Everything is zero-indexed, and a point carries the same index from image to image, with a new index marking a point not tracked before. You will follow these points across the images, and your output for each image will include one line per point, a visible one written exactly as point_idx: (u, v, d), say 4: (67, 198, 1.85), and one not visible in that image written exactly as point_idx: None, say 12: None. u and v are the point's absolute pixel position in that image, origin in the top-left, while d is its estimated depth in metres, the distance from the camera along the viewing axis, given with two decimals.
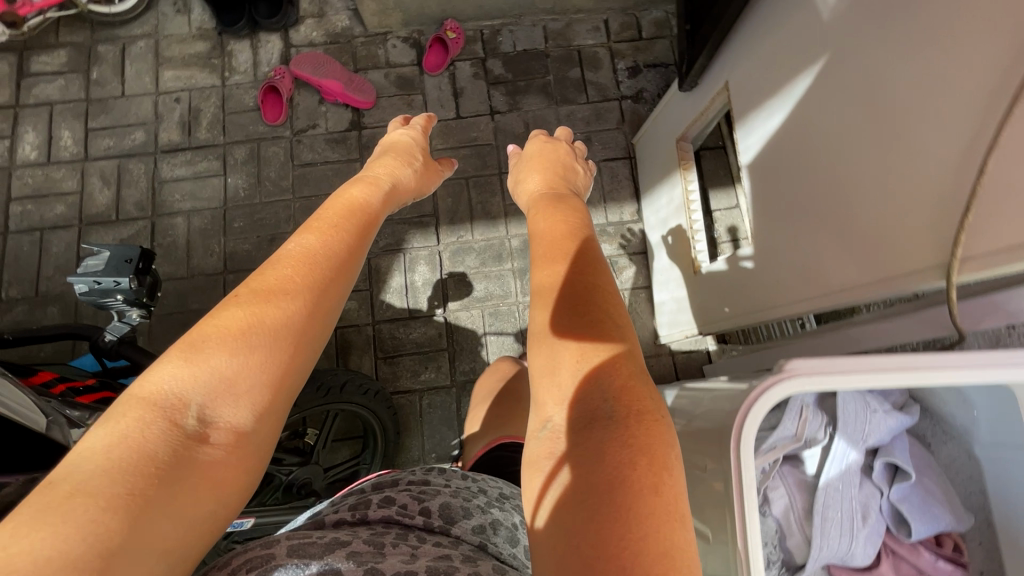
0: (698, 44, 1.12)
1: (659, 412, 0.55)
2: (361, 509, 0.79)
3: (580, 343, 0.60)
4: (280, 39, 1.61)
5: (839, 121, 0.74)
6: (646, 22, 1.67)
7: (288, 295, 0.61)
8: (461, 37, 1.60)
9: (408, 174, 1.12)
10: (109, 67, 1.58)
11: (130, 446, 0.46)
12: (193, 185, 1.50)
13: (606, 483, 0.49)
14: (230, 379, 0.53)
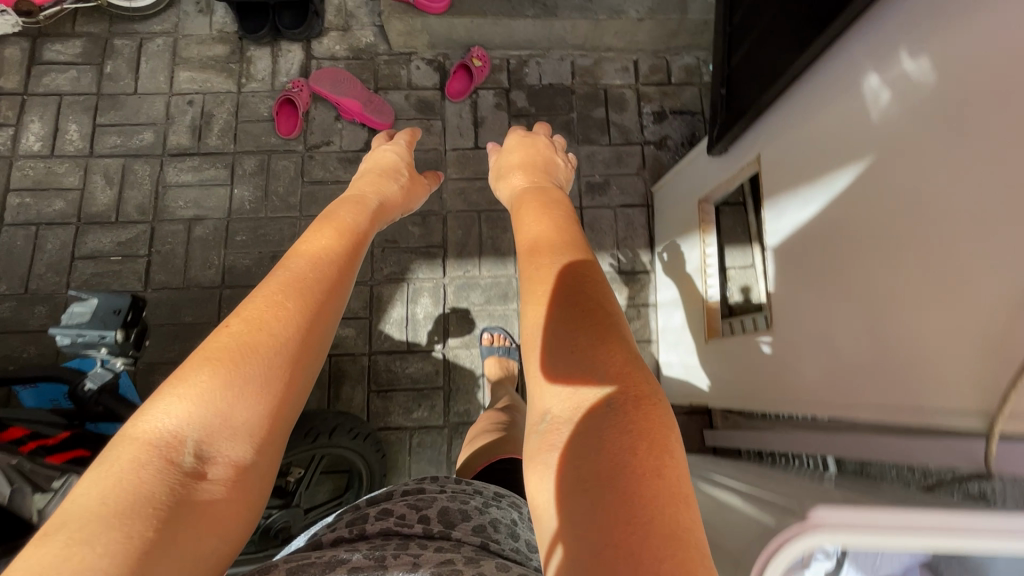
0: (732, 111, 1.09)
1: (656, 394, 0.56)
2: (355, 524, 0.74)
3: (573, 336, 0.61)
4: (302, 50, 1.58)
5: (876, 222, 0.71)
6: (675, 67, 1.63)
7: (284, 317, 0.60)
8: (487, 65, 1.56)
9: (394, 189, 1.12)
10: (124, 62, 1.54)
11: (125, 493, 0.45)
12: (198, 193, 1.46)
13: (609, 470, 0.48)
14: (226, 410, 0.52)
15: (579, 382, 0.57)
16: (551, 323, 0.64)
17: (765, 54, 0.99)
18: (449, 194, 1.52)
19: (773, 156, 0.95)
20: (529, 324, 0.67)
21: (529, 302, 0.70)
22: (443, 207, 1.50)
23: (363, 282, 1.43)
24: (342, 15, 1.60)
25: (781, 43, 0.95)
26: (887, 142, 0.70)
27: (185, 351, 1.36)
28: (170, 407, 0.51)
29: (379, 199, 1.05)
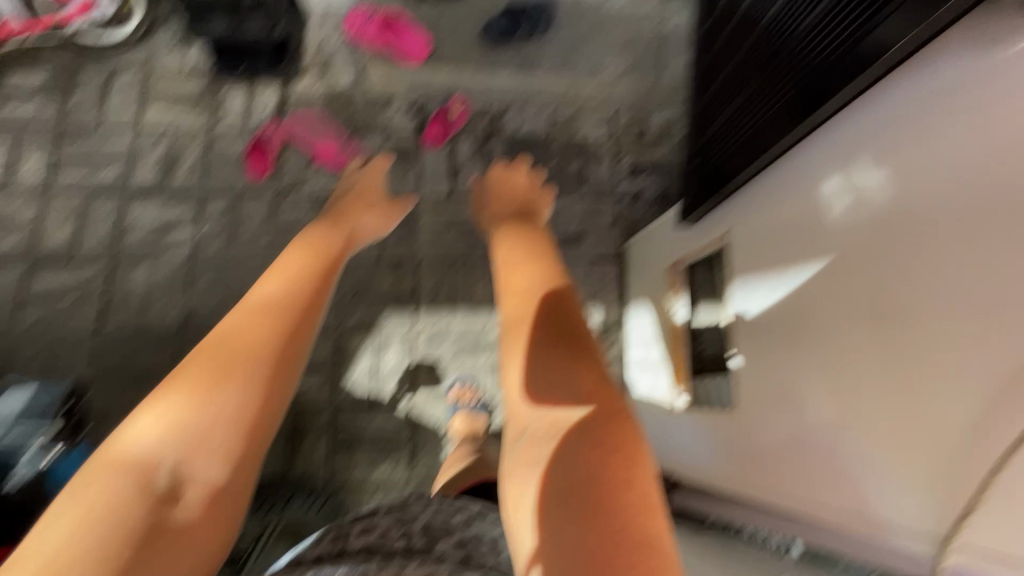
0: (705, 182, 1.12)
1: (627, 411, 0.71)
2: (339, 540, 0.76)
3: (553, 365, 0.79)
4: (278, 89, 1.53)
5: (841, 318, 0.72)
6: (656, 120, 1.61)
7: (237, 370, 0.77)
8: (467, 113, 1.55)
9: (370, 214, 1.30)
10: (90, 93, 1.50)
11: (110, 511, 0.62)
12: (161, 233, 1.42)
13: (586, 479, 0.63)
14: (198, 442, 0.70)
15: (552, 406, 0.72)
16: (534, 355, 0.82)
17: (738, 132, 1.01)
18: (423, 241, 1.49)
19: (745, 233, 0.97)
20: (512, 351, 0.86)
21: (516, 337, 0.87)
22: (416, 254, 1.48)
23: (330, 328, 1.41)
24: (319, 57, 1.55)
25: (749, 125, 0.96)
26: (854, 241, 0.72)
27: (137, 400, 1.30)
28: (140, 441, 0.69)
29: (352, 224, 1.23)
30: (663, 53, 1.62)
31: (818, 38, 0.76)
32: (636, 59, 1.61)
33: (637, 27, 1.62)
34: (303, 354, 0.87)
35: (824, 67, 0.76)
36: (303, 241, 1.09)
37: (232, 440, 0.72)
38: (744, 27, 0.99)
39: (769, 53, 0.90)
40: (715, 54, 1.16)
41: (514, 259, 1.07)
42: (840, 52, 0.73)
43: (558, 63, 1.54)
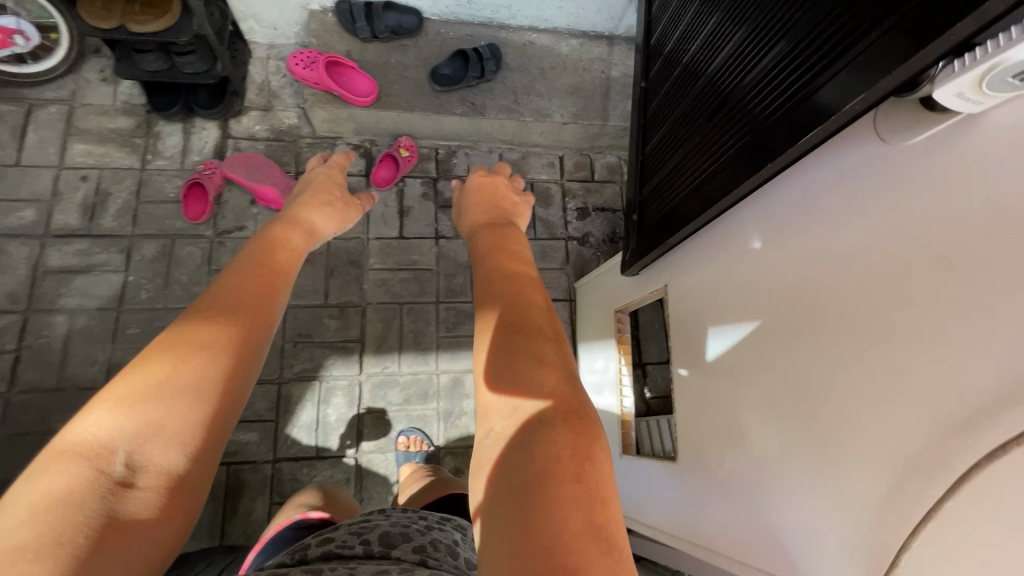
0: (643, 234, 1.14)
1: (587, 409, 0.59)
2: (298, 552, 0.75)
3: (512, 355, 0.65)
4: (218, 128, 1.51)
5: (765, 383, 0.73)
6: (598, 165, 1.71)
7: (215, 340, 0.60)
8: (415, 155, 1.56)
9: (327, 211, 1.12)
10: (7, 130, 1.41)
11: (62, 497, 0.45)
12: (84, 280, 1.33)
13: (532, 481, 0.51)
14: (161, 419, 0.53)
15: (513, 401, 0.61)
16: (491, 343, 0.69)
17: (678, 185, 1.02)
18: (369, 284, 1.47)
19: (683, 287, 0.98)
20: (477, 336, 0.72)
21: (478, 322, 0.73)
22: (363, 298, 1.46)
23: (271, 380, 1.35)
24: (264, 94, 1.56)
25: (690, 178, 0.97)
26: (779, 311, 0.72)
27: None
28: (105, 412, 0.51)
29: (307, 225, 1.02)
30: (607, 98, 1.60)
31: (757, 106, 0.78)
32: (584, 106, 1.58)
33: (579, 76, 1.60)
34: (269, 339, 0.69)
35: (751, 140, 0.78)
36: (273, 230, 0.90)
37: (212, 421, 0.57)
38: (700, 79, 1.01)
39: (716, 110, 0.92)
40: (663, 104, 1.17)
41: (491, 239, 0.96)
42: (766, 128, 0.74)
43: (504, 109, 1.53)
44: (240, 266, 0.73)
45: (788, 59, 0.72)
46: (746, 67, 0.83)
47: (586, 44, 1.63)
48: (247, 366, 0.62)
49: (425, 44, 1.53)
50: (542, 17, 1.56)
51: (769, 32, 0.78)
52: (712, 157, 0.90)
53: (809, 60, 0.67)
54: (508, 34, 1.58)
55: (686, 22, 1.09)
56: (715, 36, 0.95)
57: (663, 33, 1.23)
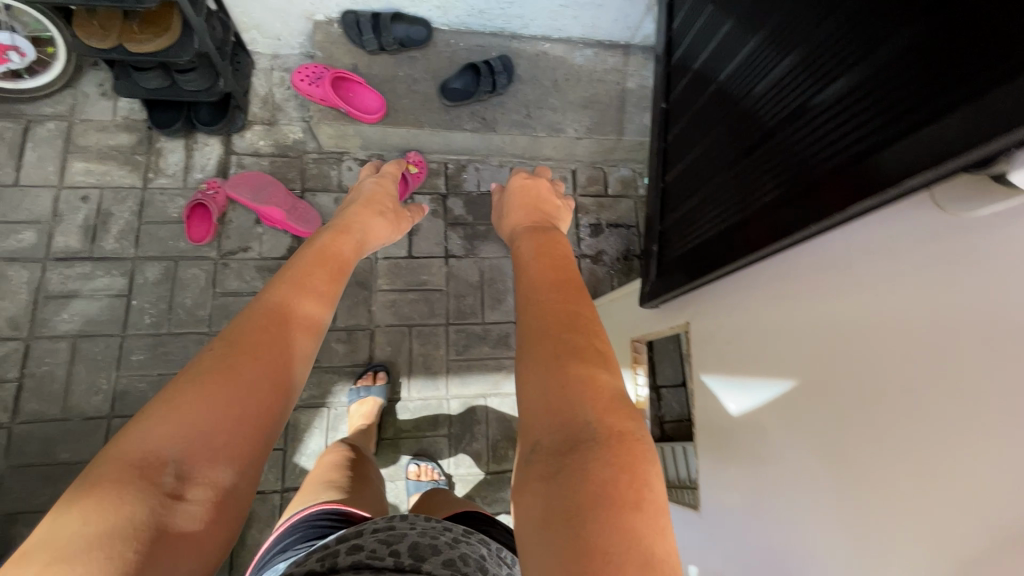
0: (664, 266, 1.09)
1: (640, 432, 0.57)
2: (328, 557, 0.66)
3: (562, 368, 0.61)
4: (221, 144, 1.46)
5: (791, 441, 0.68)
6: (613, 178, 1.65)
7: (253, 361, 0.58)
8: (424, 171, 1.52)
9: (381, 222, 1.11)
10: (5, 148, 1.36)
11: (112, 509, 0.45)
12: (86, 304, 1.30)
13: (593, 502, 0.49)
14: (208, 432, 0.52)
15: (567, 415, 0.58)
16: (534, 355, 0.65)
17: (705, 219, 0.96)
18: (378, 306, 1.44)
19: (711, 326, 0.92)
20: (523, 345, 0.68)
21: (525, 327, 0.71)
22: (371, 321, 1.42)
23: None
24: (268, 107, 1.51)
25: (718, 212, 0.92)
26: (818, 364, 0.65)
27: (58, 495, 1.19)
28: (156, 426, 0.51)
29: (358, 233, 1.00)
30: (623, 110, 1.54)
31: (799, 143, 0.72)
32: (599, 120, 1.52)
33: (594, 88, 1.54)
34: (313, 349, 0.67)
35: (792, 183, 0.71)
36: (319, 239, 0.89)
37: (257, 436, 0.56)
38: (732, 103, 0.95)
39: (750, 139, 0.86)
40: (689, 125, 1.12)
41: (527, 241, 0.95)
42: (812, 172, 0.68)
43: (516, 124, 1.48)
44: (289, 274, 0.73)
45: (842, 99, 0.66)
46: (788, 96, 0.77)
47: (601, 54, 1.57)
48: (283, 387, 0.61)
49: (435, 56, 1.47)
50: (556, 27, 1.50)
51: (820, 65, 0.72)
52: (744, 190, 0.84)
53: (868, 105, 0.62)
54: (521, 44, 1.52)
55: (719, 41, 1.04)
56: (753, 61, 0.90)
57: (691, 48, 1.17)
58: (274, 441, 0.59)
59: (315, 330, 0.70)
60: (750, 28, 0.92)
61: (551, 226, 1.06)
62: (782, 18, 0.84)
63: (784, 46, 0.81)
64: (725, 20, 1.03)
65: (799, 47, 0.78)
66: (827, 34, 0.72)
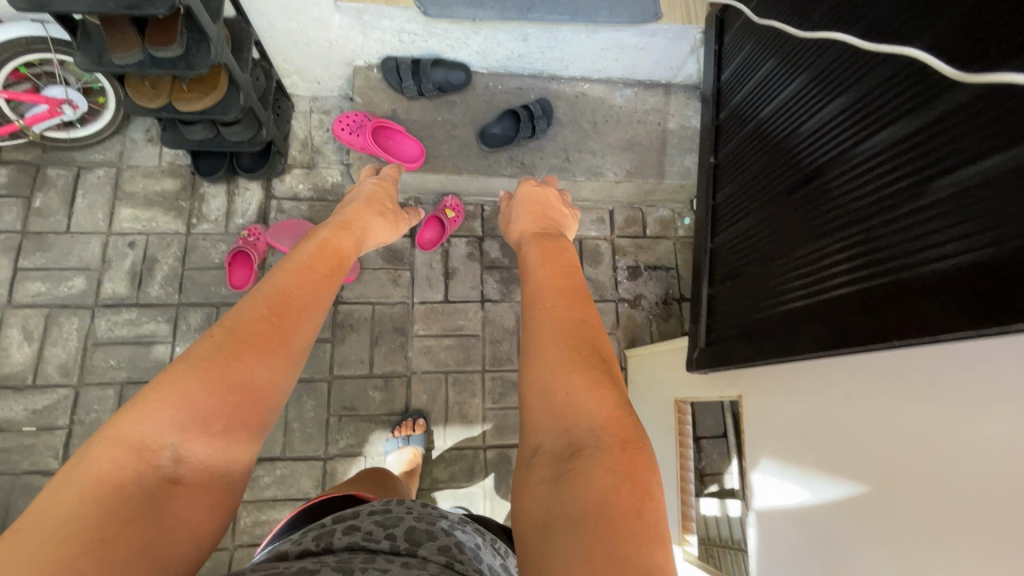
0: (716, 309, 1.10)
1: (642, 441, 0.65)
2: (323, 538, 0.70)
3: (569, 379, 0.70)
4: (262, 188, 1.48)
5: (857, 542, 0.62)
6: (651, 219, 1.62)
7: (255, 357, 0.64)
8: (460, 215, 1.50)
9: (381, 222, 1.11)
10: (57, 195, 1.40)
11: (108, 488, 0.51)
12: (132, 351, 1.32)
13: (591, 509, 0.57)
14: (207, 419, 0.59)
15: (567, 423, 0.67)
16: (539, 362, 0.74)
17: (759, 266, 0.96)
18: (414, 352, 1.43)
19: (762, 408, 0.86)
20: (529, 350, 0.77)
21: (531, 334, 0.80)
22: (408, 367, 1.41)
23: (315, 456, 1.33)
24: (307, 150, 1.52)
25: (773, 280, 0.90)
26: (879, 487, 0.60)
27: None
28: (153, 413, 0.57)
29: (360, 231, 1.02)
30: (663, 152, 1.51)
31: (869, 237, 0.70)
32: (639, 162, 1.49)
33: (634, 129, 1.51)
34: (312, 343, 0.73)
35: (861, 280, 0.69)
36: (319, 234, 0.92)
37: (249, 428, 0.62)
38: (795, 167, 0.91)
39: (812, 213, 0.83)
40: (746, 178, 1.09)
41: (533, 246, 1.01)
42: (880, 276, 0.66)
43: (555, 168, 1.45)
44: (292, 270, 0.77)
45: (925, 205, 0.63)
46: (863, 181, 0.74)
47: (641, 93, 1.54)
48: (280, 380, 0.67)
49: (473, 100, 1.46)
50: (596, 68, 1.48)
51: (908, 159, 0.67)
52: (803, 268, 0.82)
53: (956, 221, 0.58)
54: (560, 85, 1.50)
55: (787, 97, 0.99)
56: (825, 129, 0.85)
57: (753, 96, 1.12)
58: (265, 428, 0.66)
59: (314, 324, 0.75)
60: (825, 93, 0.87)
61: (558, 235, 1.06)
62: (862, 92, 0.79)
63: (863, 126, 0.77)
64: (796, 74, 0.97)
65: (878, 131, 0.74)
66: (918, 124, 0.67)
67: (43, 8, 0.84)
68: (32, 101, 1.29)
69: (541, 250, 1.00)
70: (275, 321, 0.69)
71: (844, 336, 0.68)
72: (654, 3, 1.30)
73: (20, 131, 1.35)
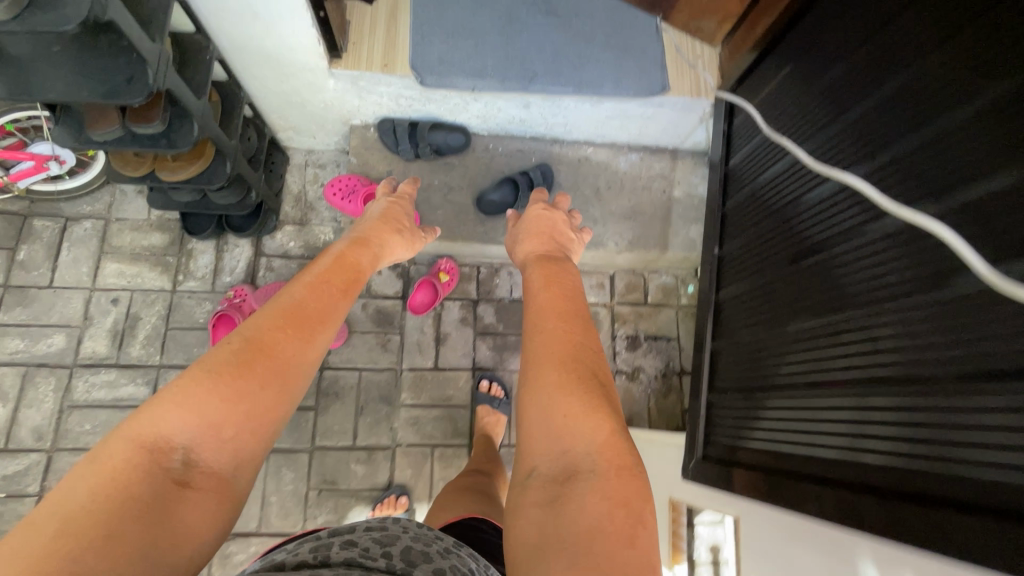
0: (721, 407, 1.03)
1: (636, 467, 0.64)
2: (322, 549, 0.64)
3: (566, 401, 0.70)
4: (252, 245, 1.44)
5: None
6: (653, 285, 1.56)
7: (265, 367, 0.68)
8: (455, 278, 1.46)
9: (394, 242, 1.10)
10: (42, 247, 1.37)
11: (121, 483, 0.53)
12: (109, 415, 1.28)
13: (587, 533, 0.56)
14: (218, 426, 0.62)
15: (565, 445, 0.66)
16: (536, 380, 0.75)
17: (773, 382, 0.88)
18: (400, 423, 1.37)
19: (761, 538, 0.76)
20: (529, 371, 0.78)
21: (527, 355, 0.81)
22: (393, 439, 1.36)
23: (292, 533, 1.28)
24: (301, 206, 1.48)
25: (785, 406, 0.83)
26: None
27: None
28: (165, 417, 0.59)
29: (374, 250, 1.04)
30: (667, 221, 1.45)
31: (900, 402, 0.62)
32: (642, 231, 1.44)
33: (638, 197, 1.46)
34: (318, 362, 0.77)
35: (893, 450, 0.62)
36: (334, 250, 0.97)
37: (257, 436, 0.65)
38: (812, 281, 0.84)
39: (833, 344, 0.75)
40: (762, 273, 0.99)
41: (531, 267, 1.00)
42: (921, 460, 0.58)
43: None
44: (304, 287, 0.83)
45: (980, 398, 0.54)
46: (897, 330, 0.66)
47: (647, 159, 1.49)
48: (290, 391, 0.71)
49: (472, 162, 1.42)
50: (600, 133, 1.43)
51: (963, 332, 0.58)
52: (821, 407, 0.75)
53: (1007, 423, 0.51)
54: (562, 148, 1.45)
55: (805, 197, 0.91)
56: (863, 252, 0.75)
57: (769, 183, 1.04)
58: (272, 437, 0.68)
59: (323, 346, 0.79)
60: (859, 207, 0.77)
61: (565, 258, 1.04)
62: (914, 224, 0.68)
63: (895, 261, 0.69)
64: (822, 173, 0.89)
65: (913, 274, 0.66)
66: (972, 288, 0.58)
67: (19, 99, 0.80)
68: (18, 159, 1.26)
69: (543, 275, 0.97)
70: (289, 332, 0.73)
71: (855, 515, 0.62)
72: (661, 74, 1.26)
73: (6, 185, 1.33)
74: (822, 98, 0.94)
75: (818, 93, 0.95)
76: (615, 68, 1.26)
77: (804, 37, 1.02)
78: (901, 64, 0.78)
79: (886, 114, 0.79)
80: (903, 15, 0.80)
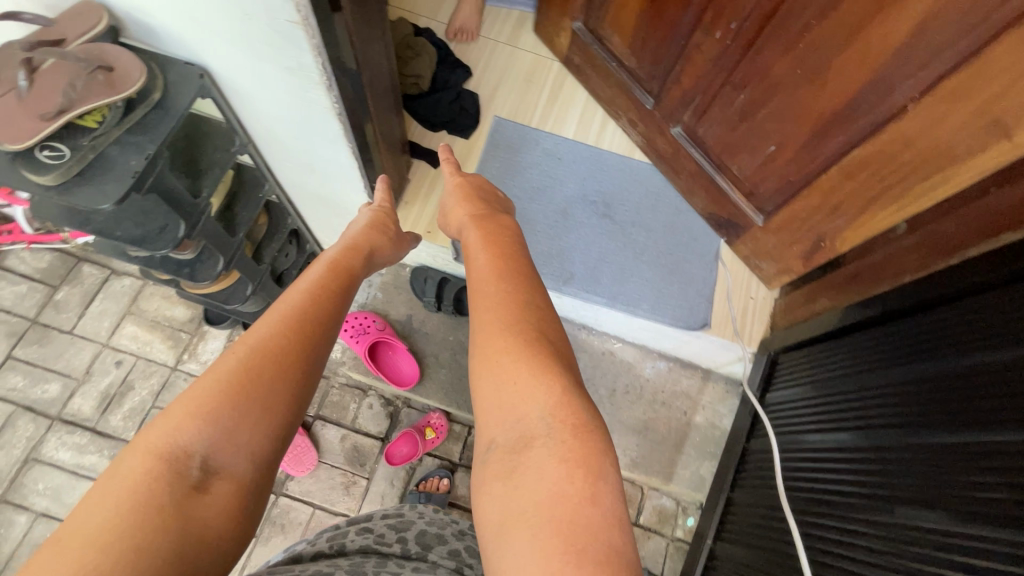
0: None
1: (594, 422, 0.53)
2: (336, 539, 0.70)
3: (514, 363, 0.57)
4: None
5: None
6: (648, 504, 1.35)
7: (276, 370, 0.57)
8: (442, 435, 1.37)
9: (385, 244, 0.91)
10: (79, 293, 1.44)
11: (138, 496, 0.46)
12: (63, 481, 1.28)
13: (548, 501, 0.47)
14: (233, 428, 0.53)
15: (519, 410, 0.54)
16: (481, 347, 0.61)
17: None
18: None
19: None
20: (475, 339, 0.62)
21: (474, 315, 0.65)
22: None
23: None
24: None
25: None
26: None
27: None
28: (176, 426, 0.51)
29: (367, 251, 0.85)
30: (679, 448, 1.32)
31: None
32: (648, 452, 1.32)
33: (654, 411, 1.35)
34: (326, 359, 0.64)
35: None
36: (325, 256, 0.79)
37: (280, 433, 0.56)
38: None
39: None
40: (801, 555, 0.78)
41: (468, 232, 0.80)
42: None
43: None
44: (302, 289, 0.69)
45: None
46: None
47: (676, 370, 1.39)
48: (297, 380, 0.59)
49: None
50: (631, 335, 1.36)
51: None
52: None
53: None
54: (589, 336, 1.39)
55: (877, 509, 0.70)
56: None
57: (830, 434, 0.85)
58: (295, 427, 0.58)
59: (327, 346, 0.65)
60: None
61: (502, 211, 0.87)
62: None
63: None
64: (862, 530, 0.71)
65: None
66: None
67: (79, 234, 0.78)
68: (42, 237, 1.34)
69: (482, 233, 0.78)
70: (295, 332, 0.62)
71: None
72: (705, 309, 1.21)
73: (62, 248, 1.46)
74: (881, 436, 0.76)
75: (896, 383, 0.78)
76: (656, 289, 1.22)
77: (884, 342, 0.85)
78: (993, 411, 0.62)
79: (931, 546, 0.60)
80: (998, 417, 0.61)
